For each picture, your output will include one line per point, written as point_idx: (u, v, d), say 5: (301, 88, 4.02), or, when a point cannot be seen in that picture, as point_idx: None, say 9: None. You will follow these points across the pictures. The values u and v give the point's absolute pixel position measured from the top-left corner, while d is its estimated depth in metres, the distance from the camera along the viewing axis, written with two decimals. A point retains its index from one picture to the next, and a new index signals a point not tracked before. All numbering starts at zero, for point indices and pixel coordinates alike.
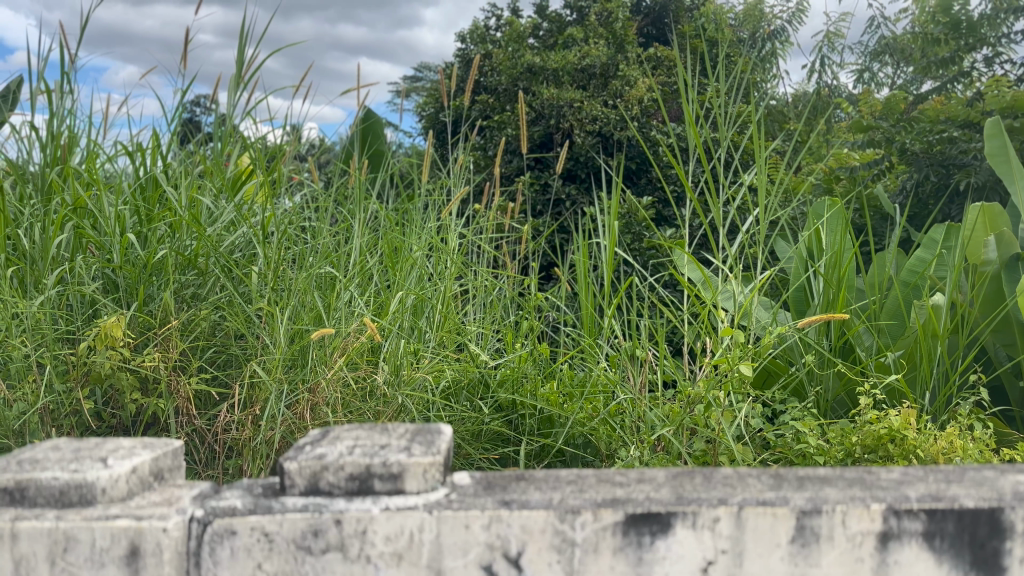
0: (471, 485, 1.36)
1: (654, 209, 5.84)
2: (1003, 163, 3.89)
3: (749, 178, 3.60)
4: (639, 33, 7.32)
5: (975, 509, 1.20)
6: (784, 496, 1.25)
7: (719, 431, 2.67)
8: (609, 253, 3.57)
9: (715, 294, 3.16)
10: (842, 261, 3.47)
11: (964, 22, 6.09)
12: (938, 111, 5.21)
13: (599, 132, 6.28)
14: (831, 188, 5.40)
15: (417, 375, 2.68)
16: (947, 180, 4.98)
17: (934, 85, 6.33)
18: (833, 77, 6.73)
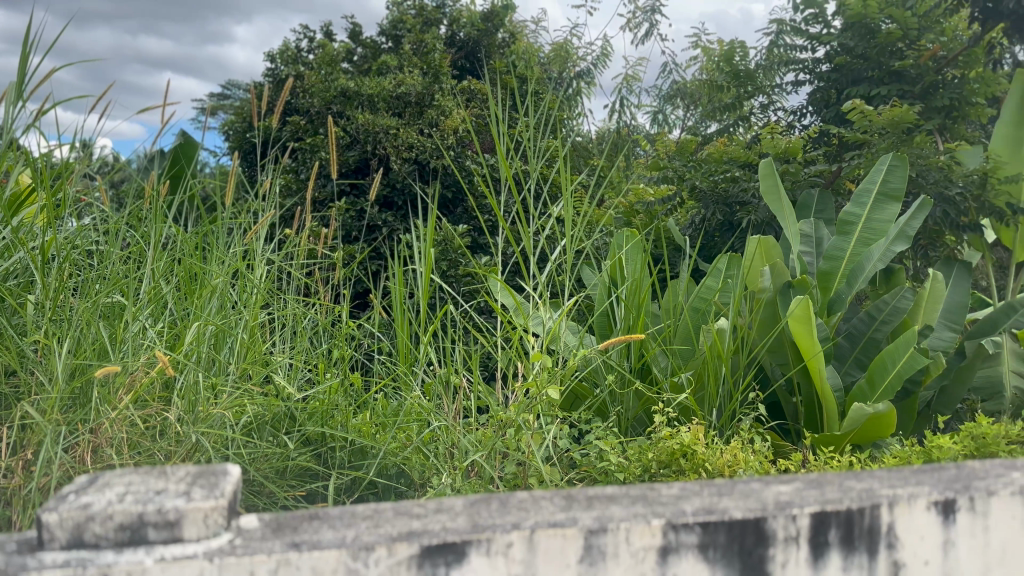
0: (259, 528, 1.29)
1: (468, 237, 5.93)
2: (777, 200, 4.35)
3: (556, 210, 3.75)
4: (452, 65, 7.41)
5: (743, 520, 1.26)
6: (574, 516, 1.28)
7: (529, 454, 2.78)
8: (424, 280, 3.56)
9: (525, 320, 3.25)
10: (641, 288, 3.70)
11: (743, 70, 6.57)
12: (723, 152, 5.67)
13: (416, 160, 6.29)
14: (632, 222, 5.76)
15: (215, 412, 2.52)
16: (730, 216, 5.47)
17: (720, 127, 6.94)
18: (632, 117, 7.19)
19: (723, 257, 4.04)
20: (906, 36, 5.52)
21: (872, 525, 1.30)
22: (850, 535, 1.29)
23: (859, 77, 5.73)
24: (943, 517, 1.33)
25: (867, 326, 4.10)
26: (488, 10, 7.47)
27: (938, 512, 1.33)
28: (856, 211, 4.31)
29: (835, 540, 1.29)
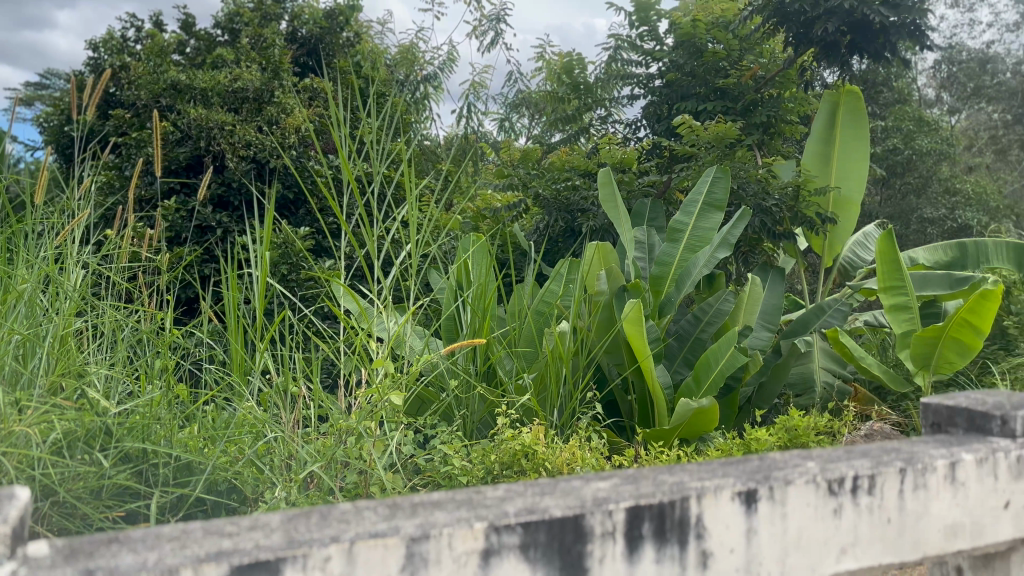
0: (49, 556, 1.19)
1: (310, 240, 5.76)
2: (614, 208, 4.54)
3: (400, 214, 3.71)
4: (293, 62, 7.17)
5: (563, 517, 1.30)
6: (396, 525, 1.26)
7: (370, 461, 2.75)
8: (259, 285, 3.41)
9: (367, 325, 3.20)
10: (486, 292, 3.73)
11: (582, 83, 6.83)
12: (565, 161, 5.85)
13: (254, 158, 6.05)
14: (477, 226, 5.82)
15: (17, 431, 2.29)
16: (572, 223, 5.63)
17: (563, 137, 7.16)
18: (479, 123, 7.27)
19: (564, 262, 4.16)
20: (729, 57, 5.92)
21: (682, 516, 1.36)
22: (662, 528, 1.35)
23: (687, 93, 6.08)
24: (746, 507, 1.40)
25: (694, 328, 4.37)
26: (331, 8, 7.32)
27: (742, 502, 1.40)
28: (684, 220, 4.56)
29: (648, 533, 1.34)
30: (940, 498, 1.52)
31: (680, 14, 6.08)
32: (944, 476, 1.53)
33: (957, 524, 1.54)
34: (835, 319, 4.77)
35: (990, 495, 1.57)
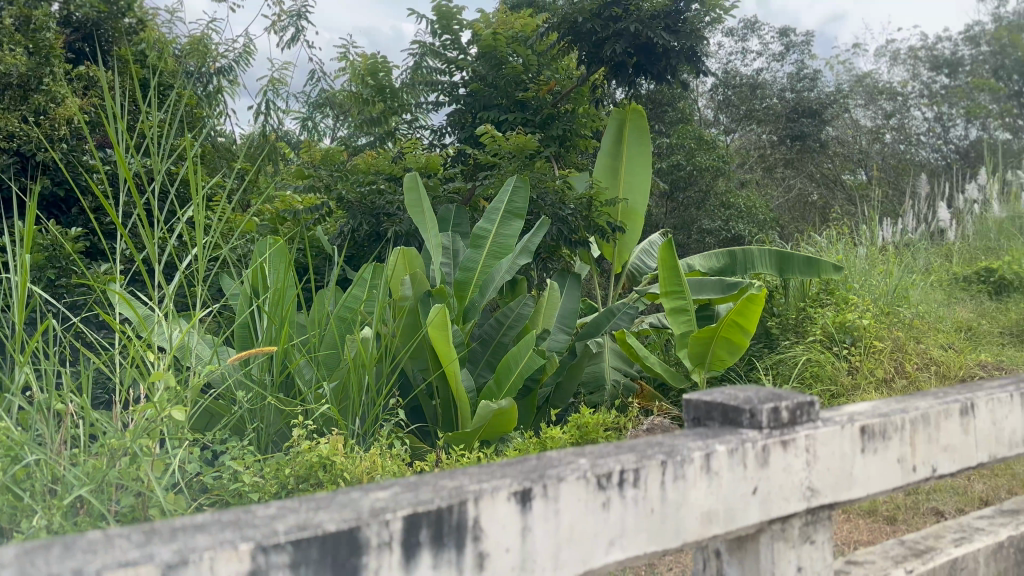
0: None
1: (84, 242, 5.27)
2: (419, 213, 4.55)
3: (187, 214, 3.47)
4: (65, 48, 6.54)
5: (336, 531, 1.26)
6: (150, 552, 1.17)
7: (149, 482, 2.56)
8: (20, 292, 3.05)
9: (149, 333, 2.97)
10: (284, 299, 3.60)
11: (387, 87, 6.79)
12: (369, 164, 5.77)
13: (17, 151, 5.45)
14: (276, 229, 5.61)
15: None
16: (376, 227, 5.54)
17: (368, 140, 7.07)
18: (279, 122, 7.01)
19: (367, 267, 4.11)
20: (528, 71, 6.11)
21: (459, 521, 1.37)
22: (439, 534, 1.36)
23: (488, 104, 6.22)
24: (521, 506, 1.43)
25: (496, 332, 4.46)
26: None
27: (517, 502, 1.43)
28: (486, 226, 4.64)
29: (425, 540, 1.34)
30: (696, 487, 1.62)
31: (483, 25, 6.13)
32: (700, 467, 1.63)
33: (712, 511, 1.64)
34: (624, 322, 5.09)
35: (739, 482, 1.68)
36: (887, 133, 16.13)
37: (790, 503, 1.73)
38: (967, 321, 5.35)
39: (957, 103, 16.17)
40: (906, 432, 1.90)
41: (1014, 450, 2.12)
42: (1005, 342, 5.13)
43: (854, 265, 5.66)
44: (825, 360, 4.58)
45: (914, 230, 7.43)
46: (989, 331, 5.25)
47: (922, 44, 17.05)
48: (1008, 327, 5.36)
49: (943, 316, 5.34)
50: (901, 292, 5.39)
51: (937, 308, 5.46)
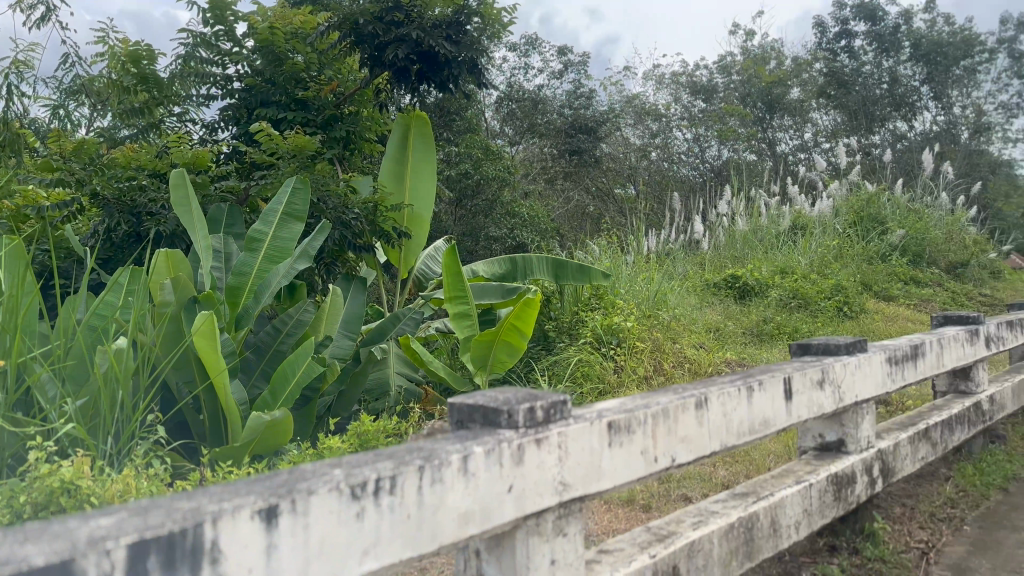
0: None
1: None
2: (186, 213, 4.27)
3: None
4: None
5: (42, 567, 1.08)
6: None
7: None
8: None
9: None
10: (21, 305, 3.20)
11: (151, 77, 6.29)
12: (129, 157, 5.30)
13: None
14: (15, 227, 4.96)
15: None
16: (137, 228, 5.10)
17: (130, 132, 6.51)
18: (21, 108, 6.25)
19: (124, 272, 3.78)
20: (308, 69, 5.96)
21: (194, 544, 1.23)
22: (171, 560, 1.21)
23: (265, 101, 5.97)
24: (266, 523, 1.32)
25: (273, 340, 4.26)
26: None
27: (262, 519, 1.31)
28: (263, 229, 4.42)
29: (154, 568, 1.18)
30: (454, 490, 1.59)
31: (257, 17, 5.88)
32: (457, 470, 1.60)
33: (469, 512, 1.63)
34: (409, 326, 4.99)
35: (495, 482, 1.67)
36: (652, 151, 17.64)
37: (543, 499, 1.77)
38: (715, 322, 5.92)
39: (711, 127, 17.58)
40: (648, 426, 2.04)
41: (742, 438, 2.33)
42: (746, 341, 5.72)
43: (621, 272, 6.04)
44: (594, 361, 4.85)
45: (675, 241, 8.09)
46: (734, 332, 5.83)
47: (684, 70, 18.69)
48: (749, 327, 5.99)
49: (695, 318, 5.86)
50: (660, 297, 5.82)
51: (691, 311, 5.98)
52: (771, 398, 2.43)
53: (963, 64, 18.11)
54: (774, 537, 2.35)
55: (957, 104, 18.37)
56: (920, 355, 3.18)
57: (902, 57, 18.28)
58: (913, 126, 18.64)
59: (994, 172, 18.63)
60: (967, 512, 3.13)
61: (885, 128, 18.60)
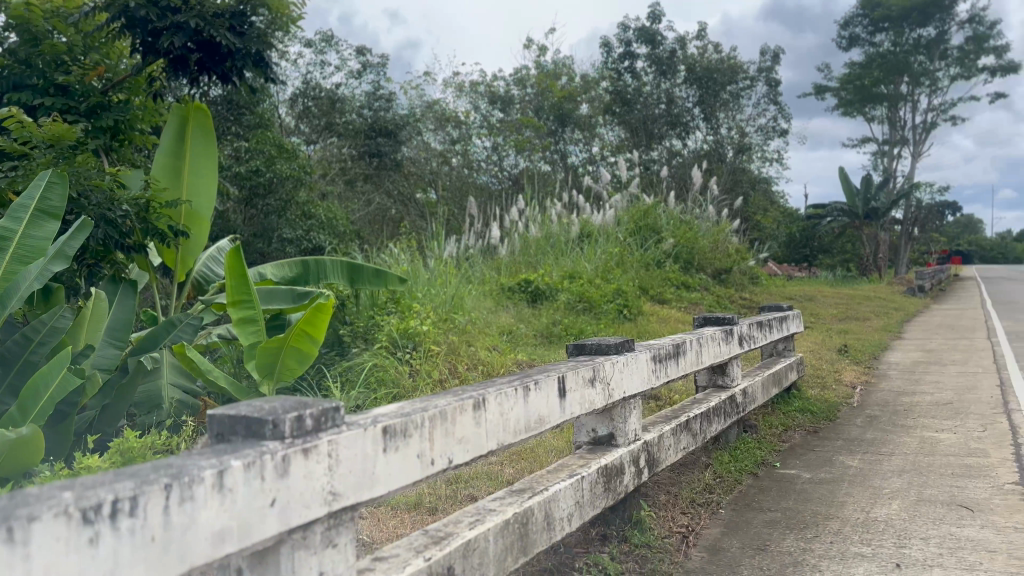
0: None
1: None
2: None
3: None
4: None
5: None
6: None
7: None
8: None
9: None
10: None
11: None
12: None
13: None
14: None
15: None
16: None
17: None
18: None
19: None
20: (70, 52, 5.49)
21: None
22: None
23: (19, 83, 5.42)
24: None
25: (22, 349, 3.82)
26: None
27: None
28: (9, 227, 3.99)
29: None
30: (207, 507, 1.49)
31: None
32: (212, 486, 1.51)
33: (224, 529, 1.53)
34: (185, 334, 4.68)
35: (255, 496, 1.59)
36: (452, 157, 18.23)
37: (310, 510, 1.70)
38: (508, 324, 6.07)
39: (507, 136, 18.29)
40: (426, 429, 2.01)
41: (519, 436, 2.36)
42: (537, 342, 5.92)
43: (417, 276, 6.02)
44: (390, 366, 4.65)
45: (471, 246, 8.24)
46: (525, 334, 6.01)
47: (482, 79, 19.23)
48: (540, 330, 6.20)
49: (489, 322, 5.98)
50: (456, 301, 5.86)
51: (485, 315, 6.08)
52: (547, 396, 2.49)
53: (730, 89, 19.88)
54: (548, 531, 2.43)
55: (724, 125, 20.26)
56: (682, 353, 3.45)
57: (677, 80, 19.88)
58: (687, 144, 20.35)
59: (754, 188, 20.79)
60: (722, 496, 3.44)
61: (664, 144, 20.18)
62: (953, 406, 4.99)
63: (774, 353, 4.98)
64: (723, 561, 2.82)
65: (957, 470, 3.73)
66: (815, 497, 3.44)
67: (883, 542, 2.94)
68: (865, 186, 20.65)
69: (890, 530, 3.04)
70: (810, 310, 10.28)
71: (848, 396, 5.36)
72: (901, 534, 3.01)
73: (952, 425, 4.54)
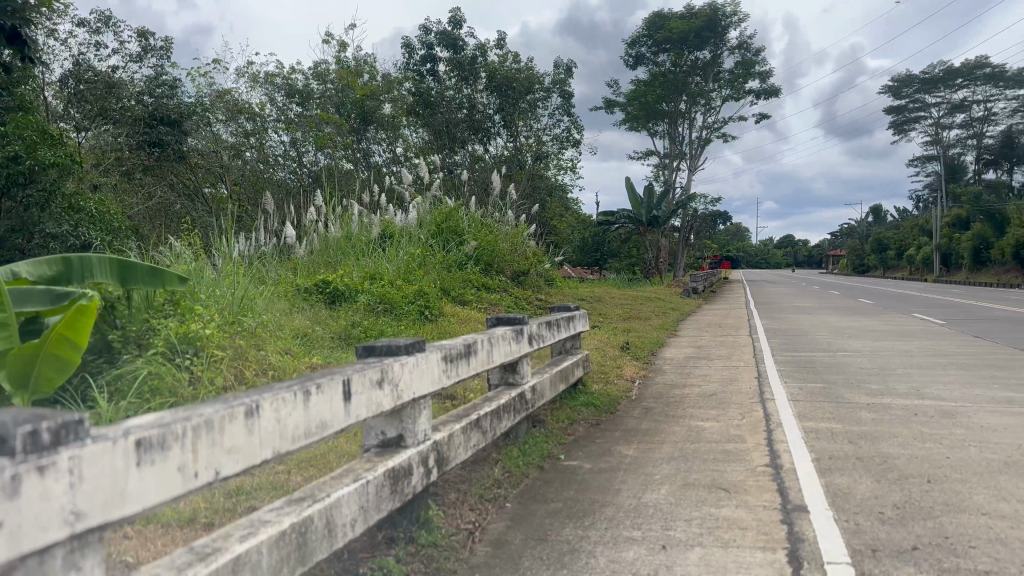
0: None
1: None
2: None
3: None
4: None
5: None
6: None
7: None
8: None
9: None
10: None
11: None
12: None
13: None
14: None
15: None
16: None
17: None
18: None
19: None
20: None
21: None
22: None
23: None
24: None
25: None
26: None
27: None
28: None
29: None
30: None
31: None
32: None
33: None
34: None
35: None
36: (246, 150, 17.65)
37: (47, 532, 1.54)
38: (302, 327, 5.87)
39: (307, 131, 17.85)
40: (188, 439, 1.90)
41: (298, 443, 2.28)
42: (333, 345, 5.78)
43: (202, 275, 5.66)
44: (166, 372, 4.28)
45: (264, 245, 7.92)
46: (321, 336, 5.85)
47: (278, 71, 18.62)
48: (336, 332, 6.05)
49: (281, 324, 5.75)
50: (246, 304, 5.57)
51: (278, 317, 5.84)
52: (329, 401, 2.42)
53: (528, 99, 20.59)
54: (329, 538, 2.36)
55: (523, 132, 20.93)
56: (472, 353, 3.50)
57: (478, 86, 20.27)
58: (488, 150, 20.89)
59: (552, 193, 21.68)
60: (509, 491, 3.55)
61: (466, 148, 20.55)
62: (717, 397, 5.49)
63: (563, 351, 5.20)
64: (506, 555, 2.90)
65: (718, 455, 4.10)
66: (594, 486, 3.64)
67: (653, 525, 3.17)
68: (649, 195, 22.23)
69: (658, 514, 3.28)
70: (598, 310, 10.89)
71: (628, 390, 5.74)
72: (669, 517, 3.25)
73: (715, 414, 4.99)
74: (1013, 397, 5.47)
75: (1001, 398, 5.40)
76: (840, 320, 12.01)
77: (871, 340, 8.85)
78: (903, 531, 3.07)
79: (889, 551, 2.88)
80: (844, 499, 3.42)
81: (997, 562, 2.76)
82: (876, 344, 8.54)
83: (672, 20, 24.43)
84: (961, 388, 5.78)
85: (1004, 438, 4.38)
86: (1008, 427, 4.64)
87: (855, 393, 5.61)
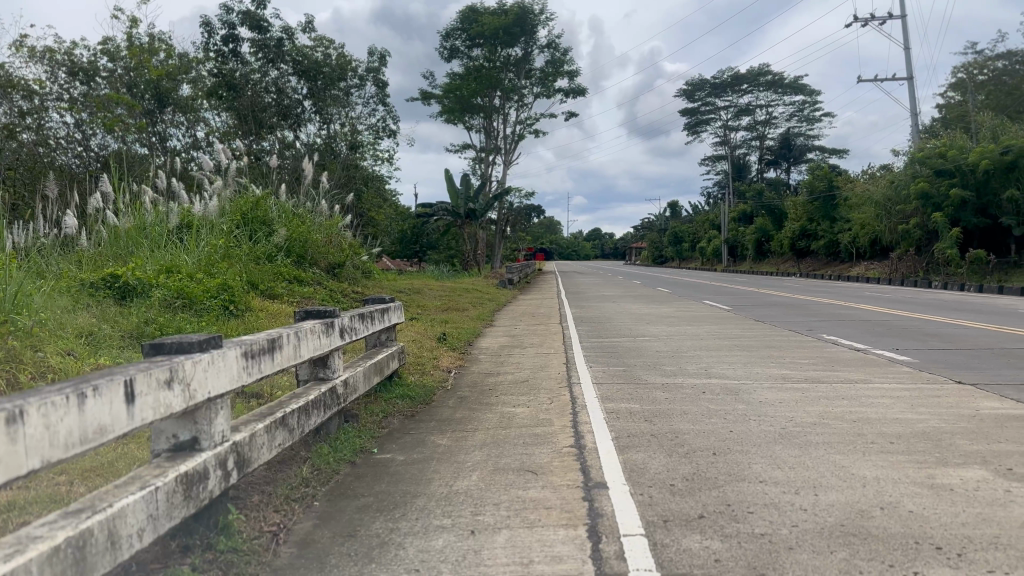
0: None
1: None
2: None
3: None
4: None
5: None
6: None
7: None
8: None
9: None
10: None
11: None
12: None
13: None
14: None
15: None
16: None
17: None
18: None
19: None
20: None
21: None
22: None
23: None
24: None
25: None
26: None
27: None
28: None
29: None
30: None
31: None
32: None
33: None
34: None
35: None
36: (21, 132, 16.08)
37: None
38: (87, 326, 5.40)
39: (93, 112, 16.99)
40: None
41: (71, 451, 2.11)
42: (123, 345, 5.37)
43: None
44: None
45: (42, 235, 7.23)
46: (110, 336, 5.41)
47: (57, 46, 17.05)
48: (127, 330, 5.64)
49: (61, 322, 5.26)
50: (20, 301, 5.04)
51: (58, 315, 5.35)
52: (109, 404, 2.26)
53: (339, 86, 20.16)
54: (112, 551, 2.20)
55: (336, 120, 20.46)
56: (276, 348, 3.38)
57: (287, 70, 19.53)
58: (299, 137, 20.25)
59: (369, 184, 21.38)
60: (318, 489, 3.48)
61: (274, 135, 19.77)
62: (528, 383, 5.68)
63: (377, 343, 5.14)
64: (312, 554, 2.84)
65: (526, 439, 4.25)
66: (406, 478, 3.65)
67: (463, 511, 3.23)
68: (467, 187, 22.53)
69: (468, 500, 3.35)
70: (414, 301, 10.91)
71: (442, 380, 5.80)
72: (478, 502, 3.33)
73: (526, 400, 5.17)
74: (785, 374, 6.09)
75: (776, 376, 6.01)
76: (642, 307, 12.77)
77: (666, 326, 9.51)
78: (691, 500, 3.34)
79: (679, 521, 3.12)
80: (640, 474, 3.65)
81: (771, 524, 3.07)
82: (671, 329, 9.21)
83: (483, 16, 24.77)
84: (742, 367, 6.36)
85: (777, 411, 4.87)
86: (780, 401, 5.16)
87: (652, 375, 6.01)
